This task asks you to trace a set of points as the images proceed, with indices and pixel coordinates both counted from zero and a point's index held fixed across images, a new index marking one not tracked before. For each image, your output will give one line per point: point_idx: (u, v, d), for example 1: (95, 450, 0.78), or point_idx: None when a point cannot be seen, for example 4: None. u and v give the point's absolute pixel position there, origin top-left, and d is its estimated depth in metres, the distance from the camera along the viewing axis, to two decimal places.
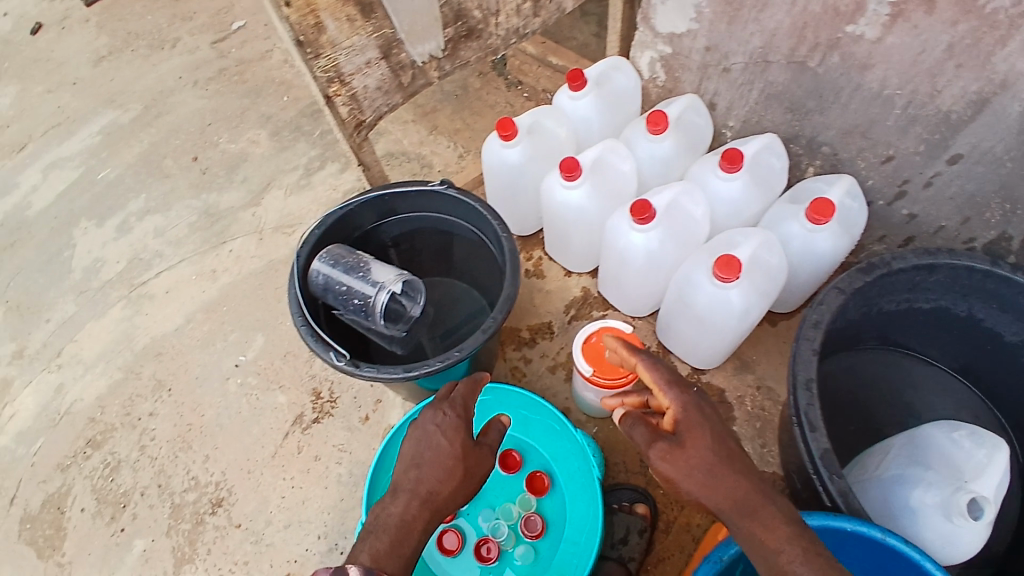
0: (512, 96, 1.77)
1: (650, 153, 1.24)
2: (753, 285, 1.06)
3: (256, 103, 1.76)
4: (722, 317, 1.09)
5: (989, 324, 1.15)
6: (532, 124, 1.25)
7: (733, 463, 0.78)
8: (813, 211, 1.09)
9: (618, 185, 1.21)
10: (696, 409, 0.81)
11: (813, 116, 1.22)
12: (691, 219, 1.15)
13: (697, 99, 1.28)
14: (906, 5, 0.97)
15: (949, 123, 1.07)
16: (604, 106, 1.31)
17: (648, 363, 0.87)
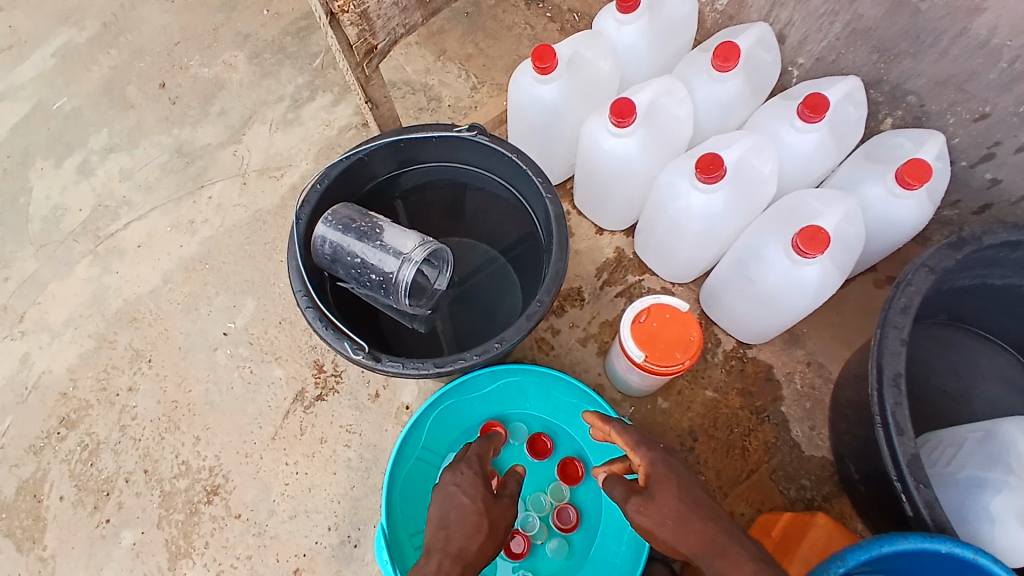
0: (532, 16, 1.49)
1: (710, 96, 1.04)
2: (833, 263, 0.90)
3: (230, 19, 1.49)
4: (793, 298, 0.93)
5: None
6: (571, 55, 1.03)
7: (706, 510, 0.70)
8: (907, 174, 0.92)
9: (673, 135, 1.01)
10: (662, 463, 0.74)
11: (903, 60, 1.02)
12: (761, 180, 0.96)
13: (769, 28, 1.06)
14: None
15: None
16: (655, 34, 1.09)
17: (612, 426, 0.80)
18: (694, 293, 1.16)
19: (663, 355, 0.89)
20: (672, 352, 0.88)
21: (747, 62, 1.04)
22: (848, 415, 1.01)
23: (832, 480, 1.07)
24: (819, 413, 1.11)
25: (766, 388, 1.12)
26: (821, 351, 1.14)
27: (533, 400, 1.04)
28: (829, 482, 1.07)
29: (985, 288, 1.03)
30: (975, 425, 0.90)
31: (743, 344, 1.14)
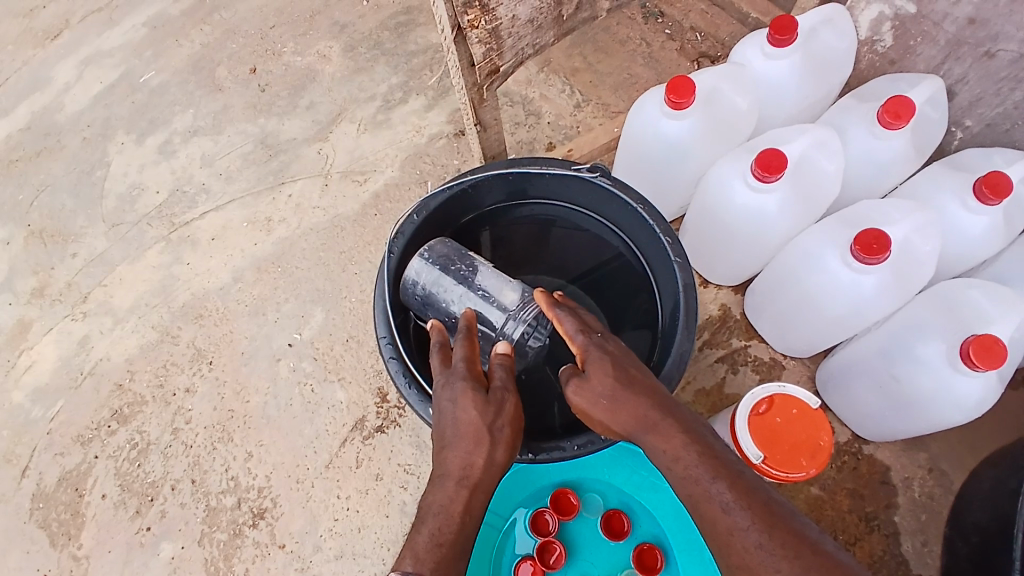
0: (649, 31, 1.36)
1: (862, 154, 0.89)
2: (1002, 378, 0.77)
3: (329, 6, 1.42)
4: (944, 411, 0.80)
5: None
6: (709, 89, 0.90)
7: (634, 388, 0.61)
8: None
9: (819, 195, 0.87)
10: (595, 340, 0.65)
11: None
12: (924, 265, 0.81)
13: (942, 83, 0.91)
14: None
15: None
16: (806, 73, 0.95)
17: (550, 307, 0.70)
18: (806, 371, 1.02)
19: (786, 459, 0.77)
20: (796, 458, 0.77)
21: (916, 119, 0.89)
22: (977, 543, 0.86)
23: None
24: (936, 529, 0.95)
25: (880, 493, 0.97)
26: (945, 457, 0.98)
27: (615, 471, 0.93)
28: None
29: None
30: None
31: (860, 437, 0.98)
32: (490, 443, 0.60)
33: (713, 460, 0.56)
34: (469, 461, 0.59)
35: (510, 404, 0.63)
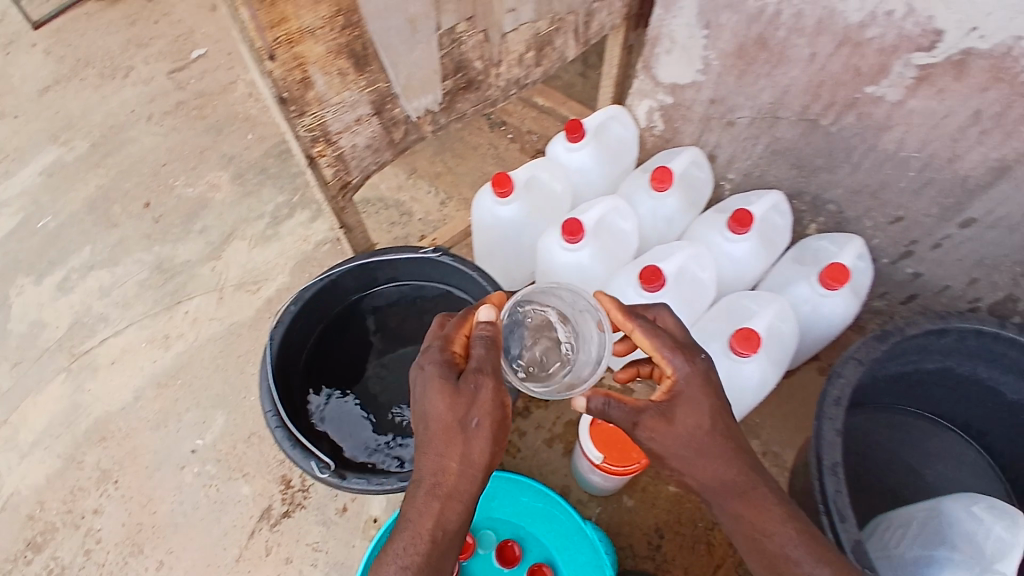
0: (496, 137, 1.66)
1: (650, 210, 1.16)
2: (769, 359, 0.98)
3: (217, 141, 1.60)
4: (738, 394, 1.00)
5: (993, 384, 1.10)
6: (527, 179, 1.15)
7: (724, 423, 0.71)
8: (828, 276, 1.00)
9: (619, 247, 1.12)
10: (693, 370, 0.71)
11: (820, 174, 1.11)
12: (701, 284, 1.06)
13: (700, 152, 1.21)
14: (934, 69, 0.88)
15: (966, 188, 0.97)
16: (601, 158, 1.23)
17: (635, 326, 0.75)
18: None
19: (621, 456, 0.94)
20: (629, 453, 0.93)
21: (682, 180, 1.18)
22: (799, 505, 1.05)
23: None
24: None
25: None
26: (774, 440, 1.19)
27: (499, 504, 1.05)
28: None
29: (915, 371, 1.11)
30: (924, 502, 0.97)
31: None
32: (464, 438, 0.68)
33: (805, 535, 0.68)
34: (443, 466, 0.67)
35: (481, 391, 0.67)
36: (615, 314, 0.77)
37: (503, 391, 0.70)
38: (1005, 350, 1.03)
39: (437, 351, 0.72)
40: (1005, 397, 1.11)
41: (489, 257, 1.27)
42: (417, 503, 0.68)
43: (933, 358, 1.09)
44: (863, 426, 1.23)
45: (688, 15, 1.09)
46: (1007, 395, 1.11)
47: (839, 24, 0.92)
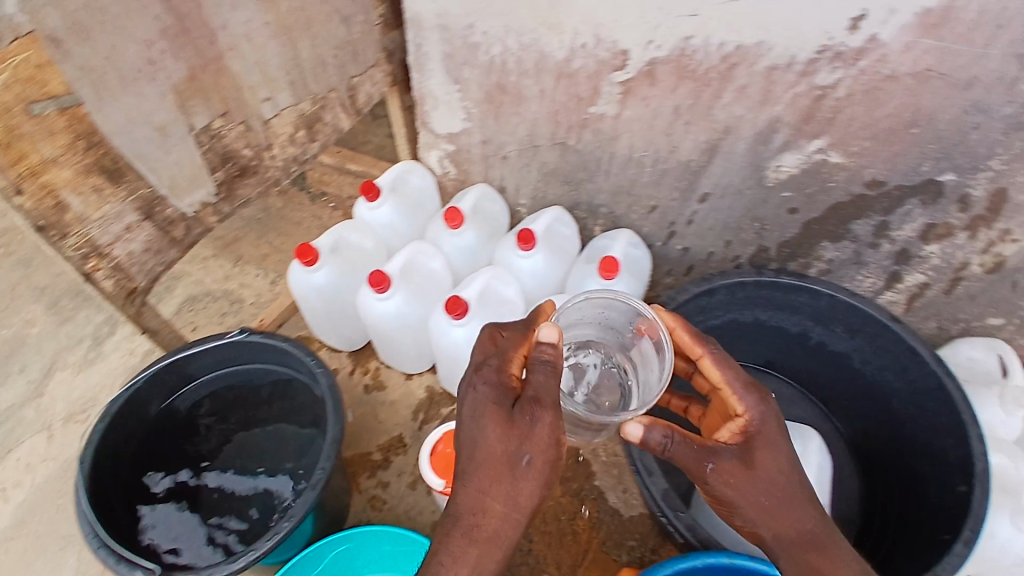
0: (319, 208, 1.73)
1: (454, 246, 1.29)
2: None
3: (29, 275, 1.49)
4: None
5: (774, 323, 1.27)
6: (333, 244, 1.23)
7: (792, 462, 0.74)
8: (604, 269, 1.16)
9: (434, 285, 1.23)
10: (758, 405, 0.75)
11: (586, 184, 1.29)
12: (505, 301, 1.20)
13: (489, 186, 1.37)
14: (632, 83, 1.04)
15: (692, 170, 1.13)
16: (403, 210, 1.34)
17: (715, 354, 0.79)
18: None
19: None
20: None
21: (476, 215, 1.32)
22: None
23: (654, 531, 1.19)
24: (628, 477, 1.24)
25: (579, 470, 1.24)
26: None
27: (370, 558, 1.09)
28: (652, 534, 1.19)
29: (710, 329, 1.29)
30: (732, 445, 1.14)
31: None
32: (512, 475, 0.72)
33: None
34: (486, 503, 0.72)
35: (538, 427, 0.70)
36: (687, 343, 0.81)
37: (559, 426, 0.72)
38: (764, 290, 1.21)
39: (494, 371, 0.76)
40: (789, 331, 1.28)
41: (320, 323, 1.33)
42: (453, 545, 0.71)
43: (718, 313, 1.25)
44: None
45: (438, 75, 1.23)
46: (790, 329, 1.28)
47: (550, 62, 1.08)
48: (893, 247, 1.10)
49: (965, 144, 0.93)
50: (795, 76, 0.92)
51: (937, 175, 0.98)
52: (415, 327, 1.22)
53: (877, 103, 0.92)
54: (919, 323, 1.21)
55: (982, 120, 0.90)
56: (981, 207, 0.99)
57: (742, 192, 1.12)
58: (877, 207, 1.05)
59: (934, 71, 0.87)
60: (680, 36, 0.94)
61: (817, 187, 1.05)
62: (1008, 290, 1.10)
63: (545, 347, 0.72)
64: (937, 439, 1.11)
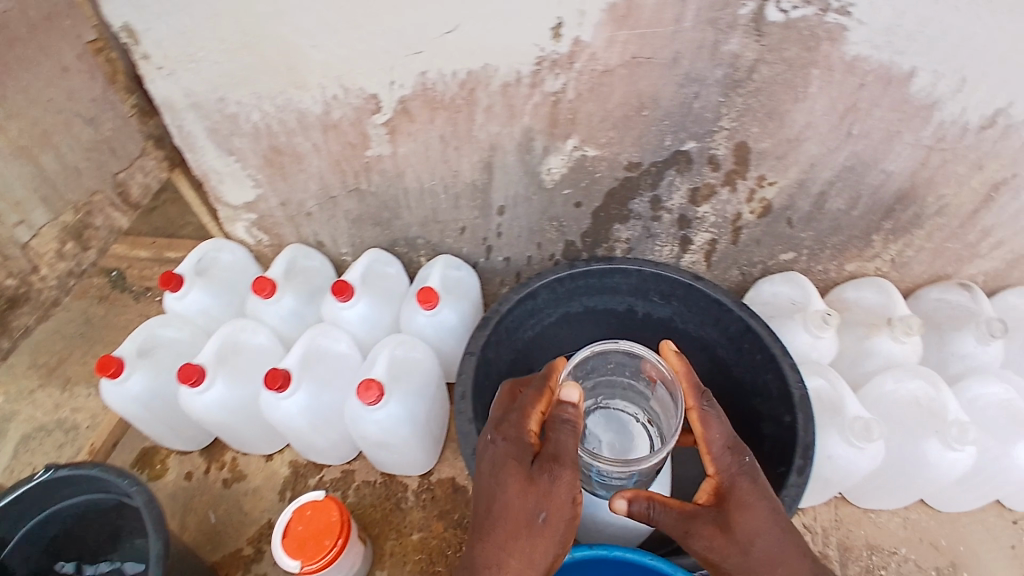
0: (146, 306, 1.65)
1: (274, 314, 1.27)
2: (405, 391, 1.12)
3: None
4: (399, 433, 1.13)
5: (601, 306, 1.35)
6: (141, 347, 1.23)
7: (776, 523, 0.78)
8: (423, 300, 1.17)
9: (260, 360, 1.23)
10: (735, 466, 0.80)
11: (394, 222, 1.30)
12: (334, 357, 1.20)
13: (303, 245, 1.36)
14: (393, 123, 1.08)
15: (480, 188, 1.18)
16: (215, 291, 1.33)
17: (707, 411, 0.83)
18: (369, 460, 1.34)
19: (314, 551, 0.99)
20: (322, 543, 1.00)
21: (292, 277, 1.31)
22: None
23: None
24: None
25: (456, 498, 1.28)
26: None
27: None
28: None
29: (547, 326, 1.35)
30: None
31: (417, 474, 1.29)
32: (530, 532, 0.74)
33: None
34: (501, 559, 0.74)
35: (556, 487, 0.74)
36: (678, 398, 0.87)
37: (575, 486, 0.76)
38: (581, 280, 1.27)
39: (513, 428, 0.79)
40: (618, 310, 1.34)
41: (163, 429, 1.29)
42: None
43: (547, 312, 1.32)
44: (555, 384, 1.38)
45: (211, 150, 1.20)
46: (619, 308, 1.34)
47: (311, 117, 1.09)
48: (673, 216, 1.17)
49: (693, 113, 0.98)
50: (527, 88, 0.97)
51: (681, 146, 1.03)
52: (250, 407, 1.22)
53: (605, 96, 0.97)
54: (723, 275, 1.27)
55: (699, 88, 0.95)
56: (730, 163, 1.04)
57: (529, 197, 1.19)
58: (645, 183, 1.12)
59: (640, 57, 0.91)
60: (415, 73, 0.99)
61: (588, 179, 1.13)
62: (786, 226, 1.15)
63: (568, 407, 0.77)
64: (759, 375, 1.15)
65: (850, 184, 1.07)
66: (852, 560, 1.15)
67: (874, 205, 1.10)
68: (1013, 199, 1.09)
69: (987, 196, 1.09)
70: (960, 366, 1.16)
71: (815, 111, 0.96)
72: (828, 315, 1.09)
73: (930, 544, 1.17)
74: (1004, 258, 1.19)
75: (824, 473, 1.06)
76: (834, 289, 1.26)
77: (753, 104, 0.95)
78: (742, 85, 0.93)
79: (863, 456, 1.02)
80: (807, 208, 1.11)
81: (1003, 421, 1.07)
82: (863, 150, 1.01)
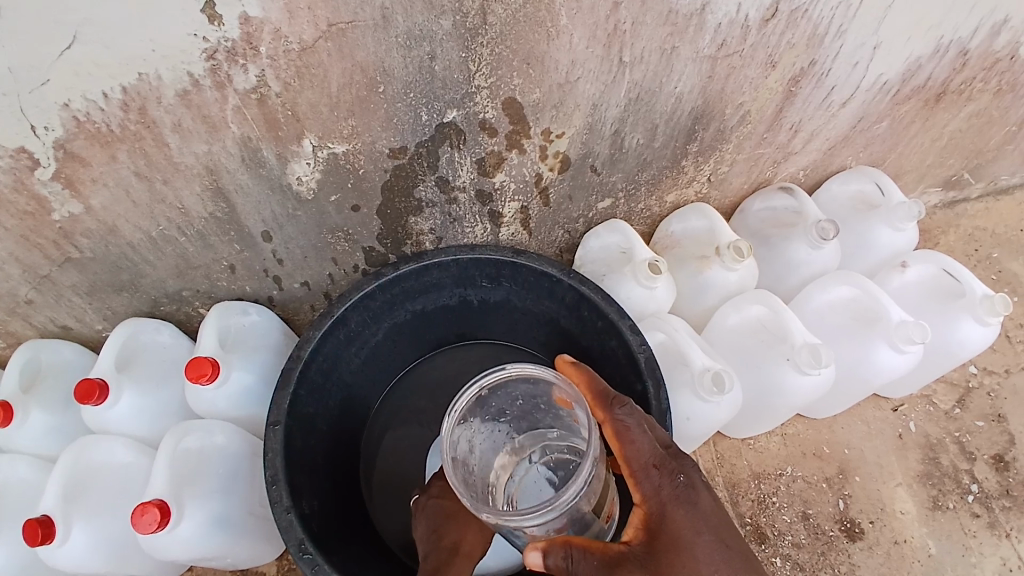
0: None
1: (29, 438, 1.03)
2: (206, 493, 0.90)
3: None
4: (215, 543, 0.92)
5: (431, 306, 1.14)
6: None
7: (729, 560, 0.58)
8: (193, 374, 0.91)
9: (22, 498, 1.02)
10: (668, 490, 0.60)
11: (141, 283, 1.03)
12: (113, 470, 0.98)
13: (45, 338, 1.11)
14: (65, 175, 0.80)
15: (225, 220, 0.93)
16: None
17: (627, 423, 0.62)
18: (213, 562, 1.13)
19: None
20: None
21: (38, 384, 1.05)
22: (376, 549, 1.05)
23: None
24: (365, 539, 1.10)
25: None
26: None
27: None
28: None
29: (376, 347, 1.13)
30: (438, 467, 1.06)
31: (274, 559, 1.09)
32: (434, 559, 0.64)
33: None
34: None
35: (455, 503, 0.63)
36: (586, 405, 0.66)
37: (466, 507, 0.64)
38: (395, 286, 1.05)
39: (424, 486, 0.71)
40: (450, 305, 1.16)
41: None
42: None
43: (369, 333, 1.10)
44: (409, 401, 1.20)
45: None
46: (450, 303, 1.16)
47: None
48: (470, 193, 0.99)
49: (438, 78, 0.78)
50: (213, 91, 0.73)
51: (442, 118, 0.84)
52: (33, 555, 1.02)
53: (321, 80, 0.75)
54: (548, 238, 1.13)
55: (432, 48, 0.75)
56: (506, 124, 0.88)
57: (292, 215, 0.95)
58: (422, 168, 0.92)
59: (340, 24, 0.70)
60: (56, 106, 0.72)
61: (352, 179, 0.91)
62: (591, 174, 1.02)
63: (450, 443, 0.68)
64: (606, 342, 1.02)
65: (642, 116, 0.94)
66: (743, 494, 1.13)
67: (674, 131, 0.99)
68: (816, 87, 1.03)
69: (789, 90, 1.01)
70: (797, 277, 1.11)
71: (575, 46, 0.80)
72: (656, 261, 0.99)
73: (814, 456, 1.17)
74: (821, 147, 1.16)
75: (691, 433, 0.99)
76: (661, 225, 1.16)
77: (503, 53, 0.78)
78: (480, 33, 0.75)
79: (721, 406, 0.95)
80: (606, 151, 0.98)
81: (847, 325, 1.04)
82: (642, 78, 0.88)
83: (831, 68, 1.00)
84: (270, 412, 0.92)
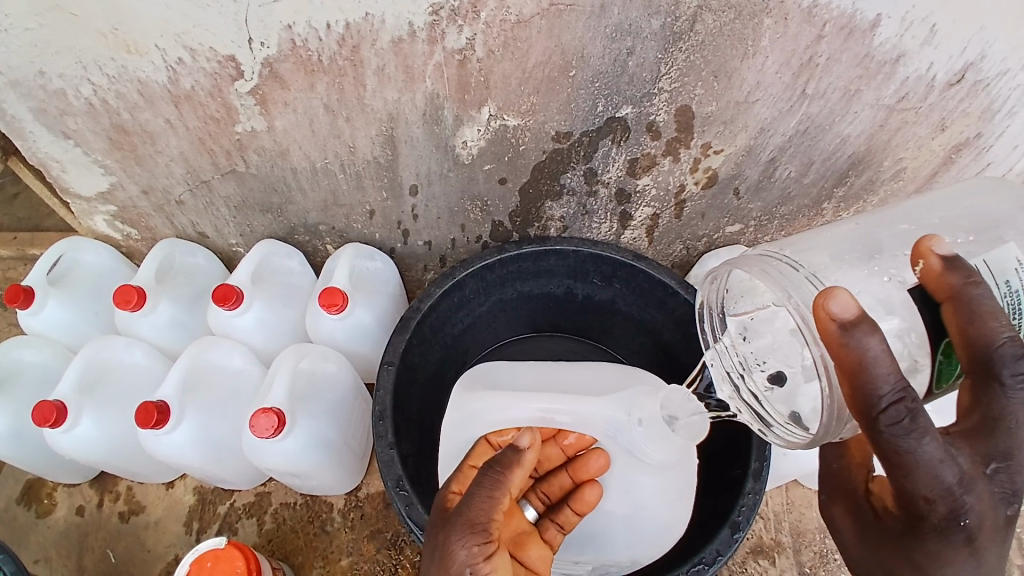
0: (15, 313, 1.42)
1: (153, 327, 1.08)
2: (316, 412, 0.97)
3: None
4: (309, 461, 0.97)
5: (537, 290, 1.15)
6: None
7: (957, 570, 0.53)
8: (326, 302, 0.97)
9: (134, 382, 1.05)
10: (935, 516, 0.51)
11: (288, 208, 1.10)
12: (230, 373, 1.03)
13: (179, 239, 1.16)
14: (263, 91, 0.87)
15: (384, 166, 0.99)
16: (76, 304, 1.12)
17: (998, 416, 0.51)
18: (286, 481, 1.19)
19: None
20: None
21: (168, 281, 1.11)
22: None
23: None
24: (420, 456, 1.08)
25: (388, 516, 1.17)
26: None
27: None
28: None
29: (480, 317, 1.15)
30: None
31: (344, 492, 1.16)
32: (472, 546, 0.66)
33: None
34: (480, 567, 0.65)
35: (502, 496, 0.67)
36: (850, 389, 0.49)
37: (495, 508, 0.66)
38: (514, 264, 1.07)
39: (449, 501, 0.72)
40: (555, 294, 1.17)
41: (43, 465, 1.12)
42: None
43: (477, 302, 1.11)
44: None
45: (43, 134, 0.98)
46: (555, 292, 1.16)
47: (156, 88, 0.88)
48: (611, 190, 1.02)
49: (627, 73, 0.83)
50: (425, 45, 0.79)
51: (616, 112, 0.89)
52: (129, 437, 1.05)
53: (523, 54, 0.80)
54: (667, 250, 1.16)
55: (634, 43, 0.80)
56: (672, 130, 0.92)
57: (445, 175, 1.00)
58: (577, 156, 0.96)
59: (560, 4, 0.74)
60: (280, 25, 0.78)
61: (511, 152, 0.95)
62: (732, 198, 1.04)
63: (511, 453, 0.70)
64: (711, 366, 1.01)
65: (802, 149, 0.94)
66: (806, 543, 1.14)
67: (826, 172, 0.99)
68: (973, 160, 0.97)
69: (947, 158, 0.96)
70: None
71: (766, 69, 0.82)
72: None
73: None
74: None
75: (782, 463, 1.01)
76: None
77: (696, 61, 0.82)
78: (683, 38, 0.79)
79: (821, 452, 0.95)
80: (756, 176, 0.99)
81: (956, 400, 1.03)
82: (817, 112, 0.88)
83: (993, 145, 0.93)
84: (385, 353, 0.96)
